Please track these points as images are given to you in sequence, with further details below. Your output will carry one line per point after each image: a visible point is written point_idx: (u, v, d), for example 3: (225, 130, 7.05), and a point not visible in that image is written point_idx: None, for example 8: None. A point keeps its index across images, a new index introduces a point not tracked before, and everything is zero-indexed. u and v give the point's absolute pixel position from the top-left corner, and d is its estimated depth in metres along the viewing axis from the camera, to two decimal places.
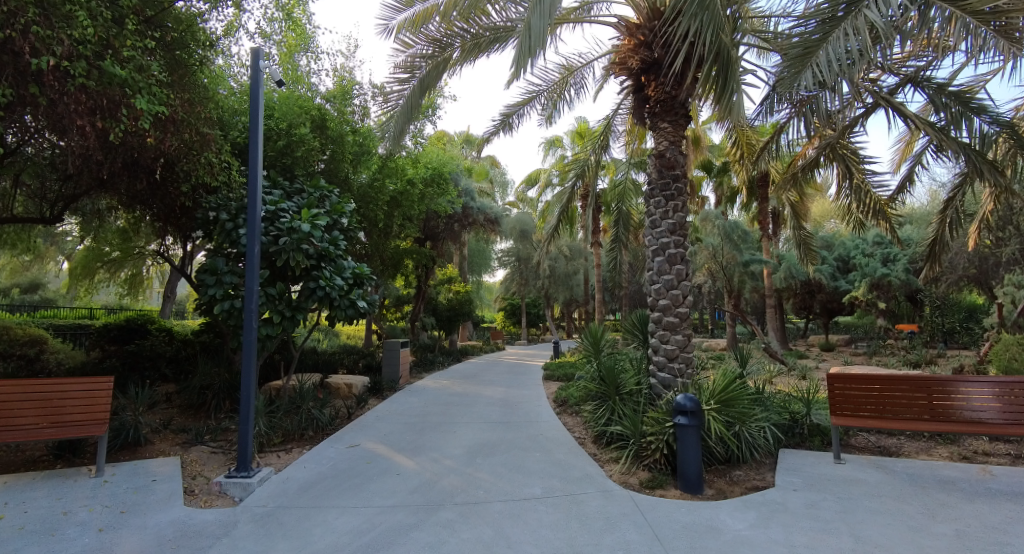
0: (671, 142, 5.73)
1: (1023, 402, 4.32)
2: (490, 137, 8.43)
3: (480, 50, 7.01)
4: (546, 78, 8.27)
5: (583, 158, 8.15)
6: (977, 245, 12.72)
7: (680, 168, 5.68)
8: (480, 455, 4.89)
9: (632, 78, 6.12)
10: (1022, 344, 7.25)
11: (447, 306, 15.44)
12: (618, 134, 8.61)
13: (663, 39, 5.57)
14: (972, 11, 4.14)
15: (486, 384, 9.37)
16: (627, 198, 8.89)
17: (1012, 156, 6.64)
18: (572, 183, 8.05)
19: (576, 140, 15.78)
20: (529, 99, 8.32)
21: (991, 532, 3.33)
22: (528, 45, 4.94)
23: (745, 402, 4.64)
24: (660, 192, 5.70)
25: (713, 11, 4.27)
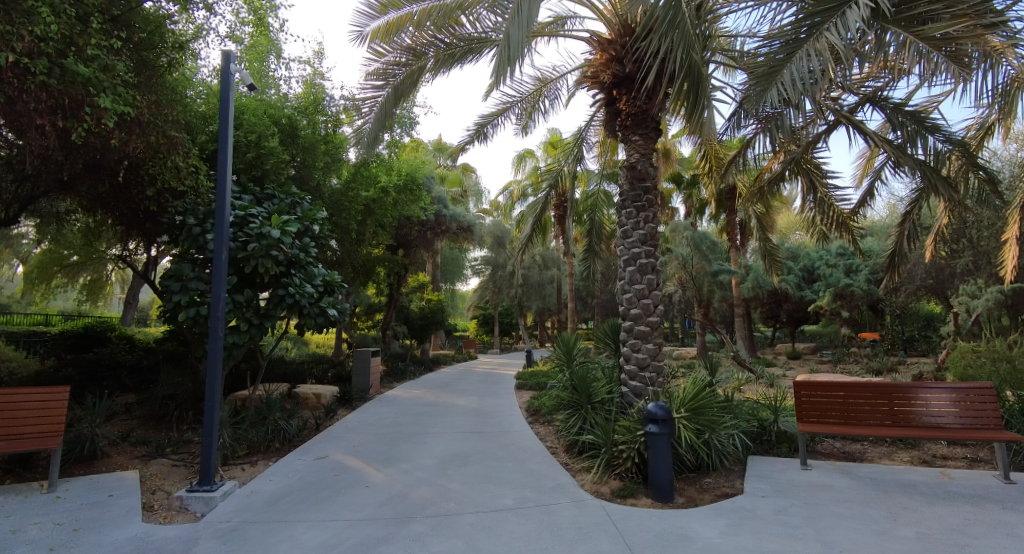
0: (642, 154, 5.78)
1: (978, 407, 4.46)
2: (465, 146, 8.41)
3: (454, 60, 6.97)
4: (521, 89, 8.31)
5: (556, 168, 8.17)
6: (934, 257, 13.22)
7: (652, 180, 5.73)
8: (453, 466, 4.81)
9: (605, 92, 6.13)
10: (976, 353, 7.35)
11: (419, 316, 15.13)
12: (591, 145, 8.68)
13: (635, 55, 5.64)
14: (925, 37, 4.25)
15: (458, 393, 9.29)
16: (599, 209, 8.96)
17: (965, 173, 6.71)
18: (545, 193, 8.07)
19: (549, 150, 15.95)
20: (504, 110, 8.32)
21: (951, 534, 3.43)
22: (507, 55, 4.87)
23: (715, 409, 4.59)
24: (632, 203, 5.73)
25: (684, 30, 4.27)
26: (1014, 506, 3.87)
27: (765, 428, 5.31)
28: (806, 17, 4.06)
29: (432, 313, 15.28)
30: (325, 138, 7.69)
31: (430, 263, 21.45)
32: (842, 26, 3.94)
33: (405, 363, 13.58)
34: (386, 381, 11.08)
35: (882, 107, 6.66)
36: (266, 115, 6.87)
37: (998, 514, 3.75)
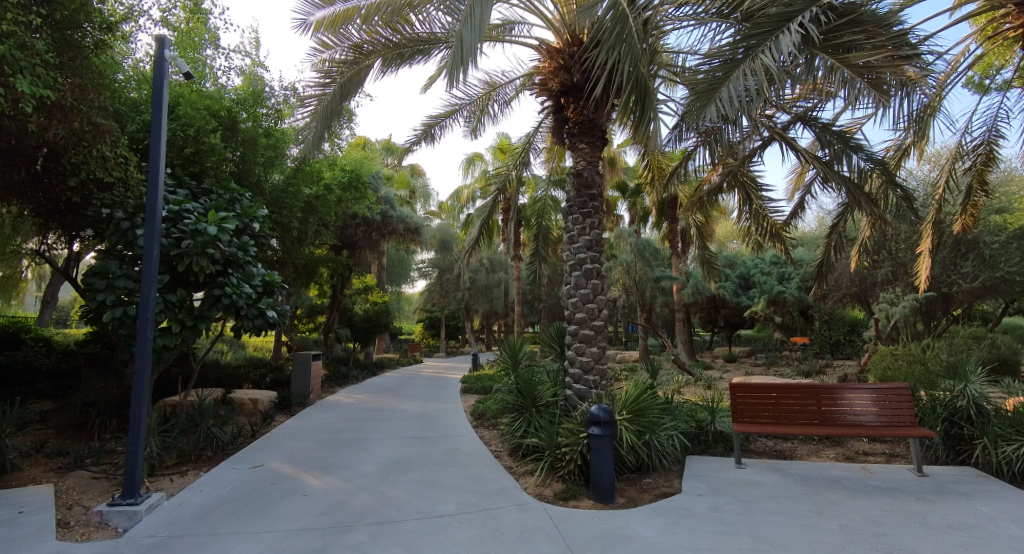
0: (589, 162, 5.85)
1: (895, 406, 4.79)
2: (412, 146, 8.31)
3: (403, 59, 6.95)
4: (470, 92, 8.30)
5: (504, 172, 8.15)
6: (858, 266, 14.16)
7: (598, 187, 5.82)
8: (395, 472, 4.71)
9: (553, 99, 6.16)
10: (894, 355, 7.90)
11: (363, 318, 14.69)
12: (539, 151, 8.73)
13: (584, 65, 5.69)
14: (849, 64, 4.51)
15: (403, 397, 9.13)
16: (547, 214, 8.99)
17: (885, 191, 7.18)
18: (493, 196, 8.03)
19: (498, 155, 15.97)
20: (452, 111, 8.27)
21: (870, 526, 3.66)
22: (459, 57, 4.80)
23: (655, 411, 4.69)
24: (578, 210, 5.79)
25: (630, 44, 4.36)
26: (924, 497, 4.19)
27: (703, 428, 5.51)
28: (741, 39, 4.24)
29: (376, 316, 14.82)
30: (267, 133, 7.34)
31: (376, 264, 20.91)
32: (774, 50, 4.16)
33: (347, 368, 13.20)
34: (327, 386, 10.73)
35: (812, 127, 6.86)
36: (204, 108, 6.42)
37: (911, 505, 4.04)
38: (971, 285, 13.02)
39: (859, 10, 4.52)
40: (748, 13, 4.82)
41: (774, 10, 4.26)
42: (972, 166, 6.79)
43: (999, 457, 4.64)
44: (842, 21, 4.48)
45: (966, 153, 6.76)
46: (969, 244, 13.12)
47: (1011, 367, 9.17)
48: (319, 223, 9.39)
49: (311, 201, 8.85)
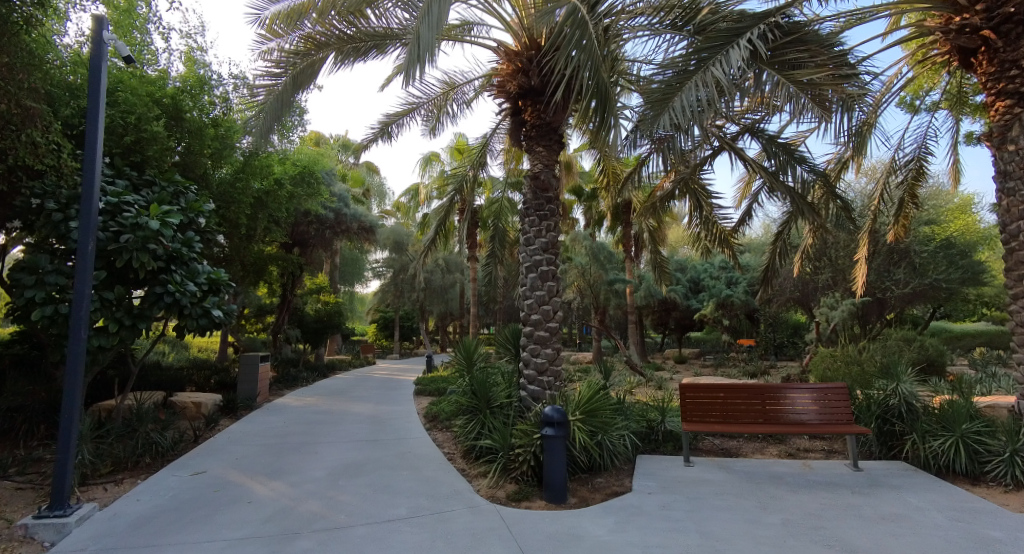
0: (545, 165, 5.90)
1: (833, 405, 5.04)
2: (368, 144, 8.19)
3: (359, 54, 6.79)
4: (428, 91, 8.22)
5: (461, 173, 8.07)
6: (801, 272, 14.87)
7: (554, 190, 5.87)
8: (345, 477, 4.60)
9: (511, 101, 6.15)
10: (833, 356, 8.34)
11: (314, 318, 14.26)
12: (497, 152, 8.73)
13: (543, 69, 5.73)
14: (793, 80, 4.70)
15: (354, 400, 8.93)
16: (503, 216, 8.98)
17: (826, 201, 7.54)
18: (450, 197, 7.95)
19: (455, 155, 15.88)
20: (409, 110, 8.20)
21: (809, 519, 3.83)
22: (418, 55, 4.71)
23: (607, 411, 4.76)
24: (534, 212, 5.82)
25: (590, 52, 4.42)
26: (859, 490, 4.43)
27: (653, 428, 5.65)
28: (694, 52, 4.43)
29: (328, 316, 14.44)
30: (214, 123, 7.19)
31: (329, 263, 20.38)
32: (725, 63, 4.32)
33: (297, 370, 12.81)
34: (276, 389, 10.37)
35: (759, 137, 7.03)
36: (145, 93, 6.16)
37: (846, 498, 4.25)
38: (903, 291, 13.96)
39: (802, 30, 4.82)
40: (699, 27, 5.07)
41: (724, 26, 4.52)
42: (904, 180, 7.28)
43: (926, 451, 4.97)
44: (787, 40, 4.69)
45: (899, 167, 7.27)
46: (901, 253, 14.09)
47: (937, 367, 9.83)
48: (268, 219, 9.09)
49: (261, 197, 8.54)
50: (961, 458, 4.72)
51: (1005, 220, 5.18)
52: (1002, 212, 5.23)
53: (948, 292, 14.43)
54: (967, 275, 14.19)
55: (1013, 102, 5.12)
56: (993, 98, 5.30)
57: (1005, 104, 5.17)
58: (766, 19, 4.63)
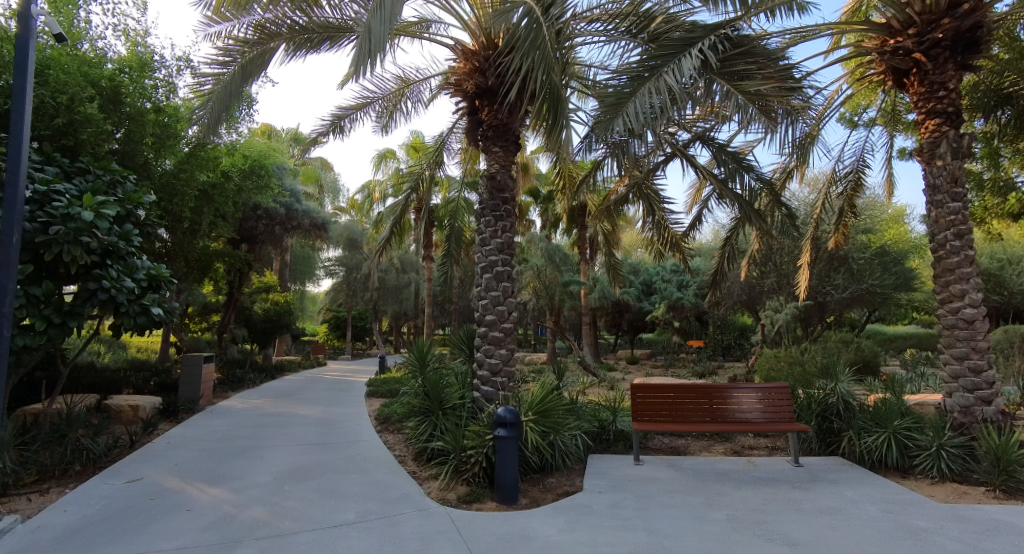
0: (502, 166, 5.90)
1: (776, 404, 5.24)
2: (319, 137, 8.15)
3: (311, 46, 6.59)
4: (382, 86, 8.12)
5: (418, 171, 7.94)
6: (748, 277, 15.48)
7: (510, 191, 5.88)
8: (291, 482, 4.47)
9: (467, 100, 6.15)
10: (777, 357, 8.70)
11: (263, 318, 13.93)
12: (454, 152, 8.71)
13: (498, 69, 5.75)
14: (742, 91, 4.88)
15: (304, 402, 8.69)
16: (460, 215, 8.92)
17: (772, 209, 7.85)
18: (406, 195, 7.81)
19: (411, 153, 15.74)
20: (363, 105, 8.12)
21: (752, 514, 3.96)
22: (368, 49, 4.55)
23: (560, 411, 4.81)
24: (490, 212, 5.81)
25: (543, 51, 4.45)
26: (799, 485, 4.62)
27: (604, 428, 5.73)
28: (646, 59, 4.55)
29: (278, 316, 14.23)
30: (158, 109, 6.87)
31: (280, 259, 19.81)
32: (676, 71, 4.44)
33: (243, 371, 12.35)
34: (221, 391, 9.97)
35: (709, 145, 7.24)
36: (79, 73, 5.80)
37: (787, 493, 4.43)
38: (842, 296, 14.81)
39: (751, 43, 5.00)
40: (652, 35, 5.31)
41: (677, 36, 4.65)
42: (844, 190, 7.70)
43: (861, 447, 5.25)
44: (736, 51, 4.88)
45: (840, 178, 7.69)
46: (840, 260, 14.92)
47: (871, 367, 10.44)
48: (214, 213, 8.76)
49: (205, 190, 8.28)
50: (892, 454, 5.01)
51: (934, 230, 5.52)
52: (931, 222, 5.58)
53: (882, 297, 15.38)
54: (899, 281, 15.12)
55: (942, 122, 5.50)
56: (924, 117, 5.66)
57: (935, 122, 5.54)
58: (716, 31, 4.79)
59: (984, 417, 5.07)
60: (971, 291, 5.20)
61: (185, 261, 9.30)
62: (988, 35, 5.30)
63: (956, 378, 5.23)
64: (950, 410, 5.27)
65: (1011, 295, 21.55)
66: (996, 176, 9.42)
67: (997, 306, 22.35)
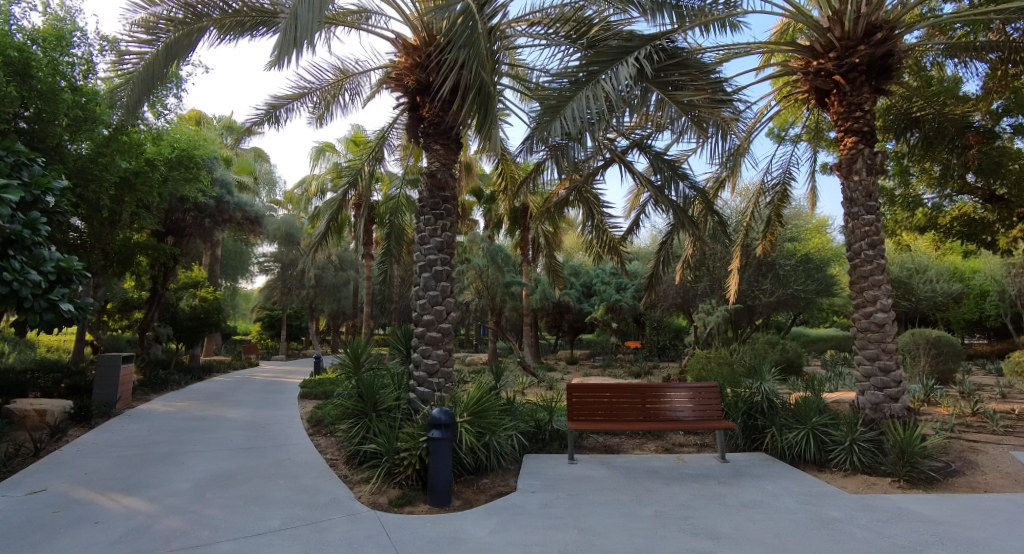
0: (443, 164, 5.86)
1: (706, 402, 5.49)
2: (251, 126, 7.97)
3: (243, 30, 6.18)
4: (320, 77, 7.91)
5: (357, 166, 7.74)
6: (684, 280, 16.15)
7: (450, 190, 5.85)
8: (214, 489, 4.26)
9: (408, 96, 6.10)
10: (707, 358, 9.10)
11: (189, 316, 13.28)
12: (393, 148, 8.59)
13: (436, 64, 5.73)
14: (676, 101, 5.07)
15: (233, 405, 8.31)
16: (401, 213, 8.77)
17: (705, 216, 8.19)
18: (343, 191, 7.52)
19: (351, 147, 15.40)
20: (299, 95, 7.91)
21: (679, 510, 4.11)
22: (294, 37, 4.45)
23: (495, 412, 4.84)
24: (430, 210, 5.75)
25: (477, 48, 4.47)
26: (724, 480, 4.85)
27: (541, 427, 5.81)
28: (584, 65, 4.61)
29: (206, 314, 13.37)
30: (74, 88, 6.75)
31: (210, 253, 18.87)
32: (613, 78, 4.59)
33: (165, 373, 11.63)
34: (142, 393, 9.34)
35: (646, 152, 7.42)
36: None
37: (713, 488, 4.64)
38: (769, 299, 15.76)
39: (685, 55, 5.14)
40: (591, 42, 5.58)
41: (615, 44, 4.79)
42: (771, 201, 8.17)
43: (783, 443, 5.57)
44: (671, 62, 5.02)
45: (768, 189, 8.15)
46: (768, 266, 15.84)
47: (793, 367, 11.12)
48: (136, 203, 8.29)
49: (126, 177, 7.78)
50: (810, 449, 5.34)
51: (851, 240, 5.93)
52: (848, 232, 5.99)
53: (805, 302, 16.44)
54: (820, 287, 16.22)
55: (859, 140, 5.92)
56: (843, 134, 6.06)
57: (852, 140, 5.95)
58: (653, 41, 4.91)
59: (891, 413, 5.50)
60: (882, 297, 5.63)
61: (104, 253, 8.78)
62: (898, 63, 5.78)
63: (868, 377, 5.64)
64: (862, 407, 5.68)
65: (917, 302, 23.60)
66: (905, 193, 10.27)
67: (906, 311, 24.44)
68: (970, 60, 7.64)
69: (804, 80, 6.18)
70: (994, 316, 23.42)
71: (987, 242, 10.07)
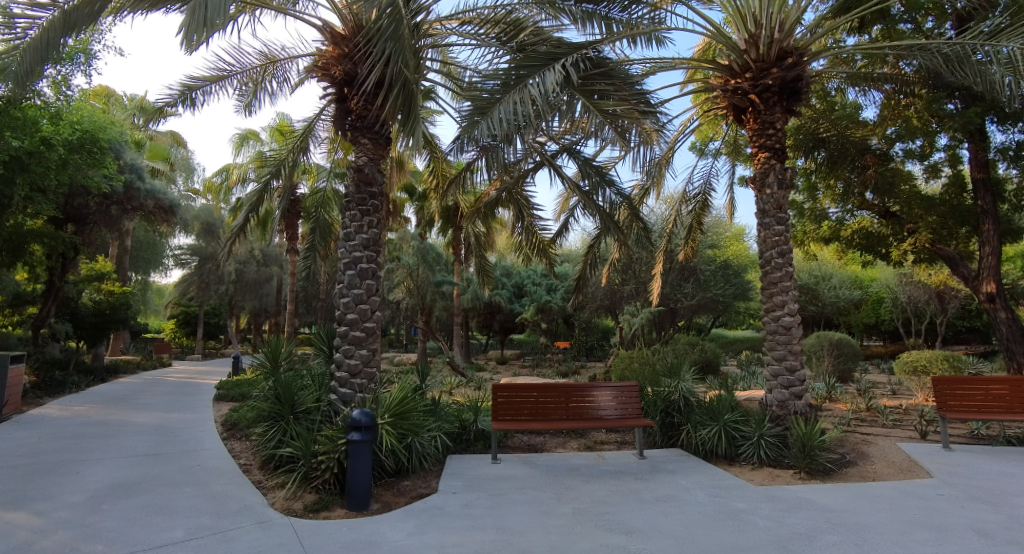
0: (370, 158, 5.75)
1: (628, 400, 5.72)
2: (163, 107, 7.47)
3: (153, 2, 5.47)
4: (241, 60, 7.52)
5: (282, 157, 7.36)
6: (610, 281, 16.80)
7: (378, 186, 5.76)
8: (110, 500, 3.95)
9: (335, 87, 5.95)
10: (632, 358, 9.47)
11: (92, 312, 12.49)
12: (320, 139, 8.32)
13: (364, 56, 5.62)
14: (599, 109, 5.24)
15: (137, 408, 7.75)
16: (328, 207, 8.50)
17: (631, 222, 8.51)
18: (265, 181, 7.14)
19: (275, 136, 14.75)
20: (219, 77, 7.50)
21: (596, 506, 4.26)
22: (207, 16, 4.20)
23: (418, 413, 4.81)
24: (356, 206, 5.62)
25: (403, 43, 4.42)
26: (640, 476, 5.08)
27: (466, 428, 5.85)
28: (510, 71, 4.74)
29: (111, 310, 12.73)
30: None
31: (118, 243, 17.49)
32: (541, 84, 4.70)
33: (62, 374, 10.69)
34: (33, 396, 8.50)
35: (575, 158, 7.61)
36: None
37: (630, 484, 4.84)
38: (690, 302, 16.68)
39: (610, 66, 5.34)
40: (520, 45, 5.76)
41: (543, 50, 4.95)
42: (692, 210, 8.64)
43: (697, 439, 5.90)
44: (596, 72, 5.20)
45: (690, 199, 8.61)
46: (689, 272, 16.76)
47: (710, 367, 11.80)
48: (27, 187, 7.58)
49: (17, 157, 7.07)
50: (721, 445, 5.69)
51: (763, 249, 6.37)
52: (761, 242, 6.43)
53: (724, 305, 17.50)
54: (737, 292, 17.37)
55: (771, 155, 6.35)
56: (757, 150, 6.45)
57: (765, 155, 6.36)
58: (578, 50, 5.11)
59: (795, 409, 5.95)
60: (789, 302, 6.09)
61: None
62: (805, 87, 6.28)
63: (776, 376, 6.06)
64: (770, 404, 6.11)
65: (822, 307, 25.69)
66: (812, 206, 11.14)
67: (813, 315, 26.64)
68: (869, 89, 8.33)
69: (723, 96, 6.54)
70: (887, 321, 25.96)
71: (880, 254, 11.16)
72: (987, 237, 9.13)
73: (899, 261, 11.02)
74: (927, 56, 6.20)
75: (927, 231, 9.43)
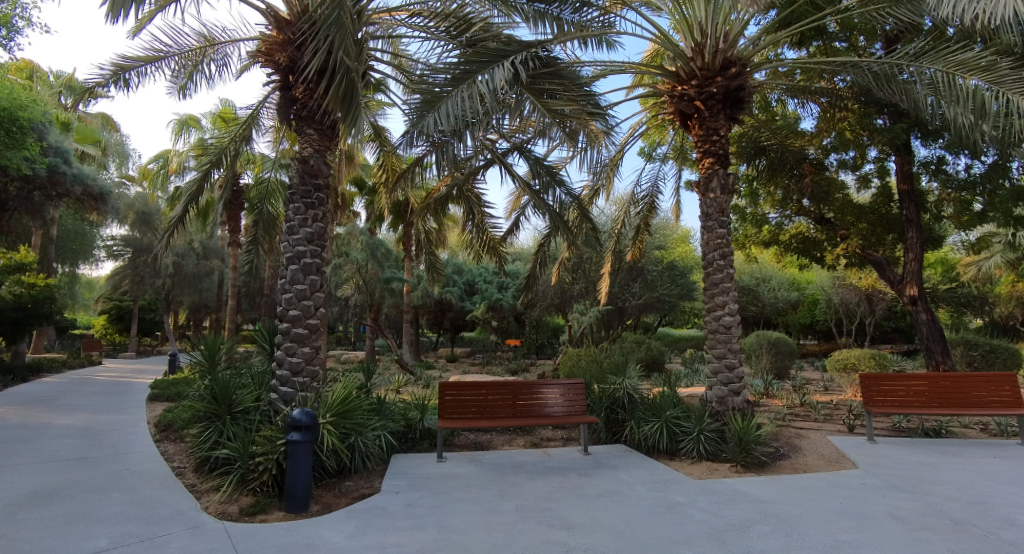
0: (316, 150, 5.62)
1: (575, 398, 5.84)
2: (90, 86, 7.00)
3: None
4: (178, 41, 7.16)
5: (225, 145, 7.04)
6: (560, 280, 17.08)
7: (324, 178, 5.63)
8: (25, 509, 3.68)
9: (279, 74, 5.77)
10: (582, 355, 9.66)
11: (11, 306, 11.69)
12: (264, 128, 8.03)
13: (309, 43, 5.48)
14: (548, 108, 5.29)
15: (59, 410, 7.25)
16: (273, 198, 8.24)
17: (580, 223, 8.69)
18: (206, 169, 6.82)
19: (217, 123, 14.11)
20: (154, 58, 7.11)
21: (539, 502, 4.33)
22: None
23: (362, 413, 4.75)
24: (300, 199, 5.46)
25: (345, 31, 4.35)
26: (584, 472, 5.20)
27: (412, 427, 5.81)
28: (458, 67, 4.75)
29: (34, 304, 12.10)
30: None
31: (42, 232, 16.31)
32: (490, 81, 4.74)
33: None
34: None
35: (526, 157, 7.67)
36: None
37: (573, 480, 4.94)
38: (637, 301, 17.19)
39: (558, 66, 5.42)
40: (470, 41, 5.77)
41: (493, 46, 4.99)
42: (640, 211, 8.89)
43: (640, 435, 6.10)
44: (544, 70, 5.27)
45: (638, 201, 8.86)
46: (636, 272, 17.24)
47: (655, 364, 12.19)
48: None
49: None
50: (663, 440, 5.89)
51: (707, 251, 6.62)
52: (705, 244, 6.69)
53: (670, 305, 18.11)
54: (682, 292, 18.05)
55: (714, 161, 6.60)
56: (702, 155, 6.69)
57: (709, 161, 6.60)
58: (528, 49, 5.18)
59: (733, 405, 6.23)
60: (729, 302, 6.38)
61: None
62: (747, 97, 6.55)
63: (716, 374, 6.32)
64: (710, 401, 6.38)
65: (762, 307, 26.99)
66: (754, 211, 11.66)
67: (754, 314, 27.97)
68: (807, 101, 8.77)
69: (671, 102, 6.76)
70: (822, 321, 27.58)
71: (816, 258, 11.81)
72: (912, 244, 9.88)
73: (833, 265, 11.71)
74: (858, 72, 6.64)
75: (858, 238, 10.09)
